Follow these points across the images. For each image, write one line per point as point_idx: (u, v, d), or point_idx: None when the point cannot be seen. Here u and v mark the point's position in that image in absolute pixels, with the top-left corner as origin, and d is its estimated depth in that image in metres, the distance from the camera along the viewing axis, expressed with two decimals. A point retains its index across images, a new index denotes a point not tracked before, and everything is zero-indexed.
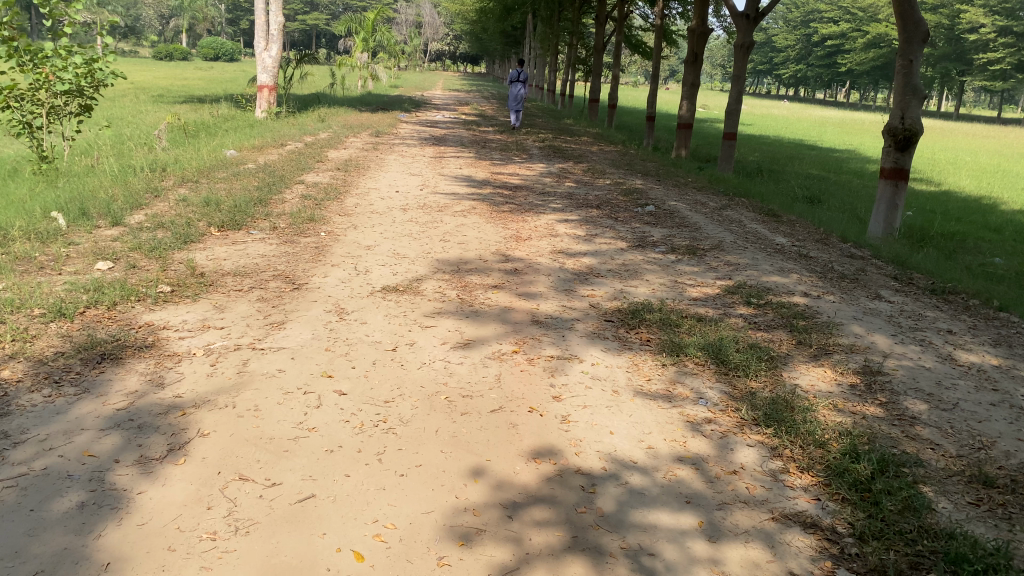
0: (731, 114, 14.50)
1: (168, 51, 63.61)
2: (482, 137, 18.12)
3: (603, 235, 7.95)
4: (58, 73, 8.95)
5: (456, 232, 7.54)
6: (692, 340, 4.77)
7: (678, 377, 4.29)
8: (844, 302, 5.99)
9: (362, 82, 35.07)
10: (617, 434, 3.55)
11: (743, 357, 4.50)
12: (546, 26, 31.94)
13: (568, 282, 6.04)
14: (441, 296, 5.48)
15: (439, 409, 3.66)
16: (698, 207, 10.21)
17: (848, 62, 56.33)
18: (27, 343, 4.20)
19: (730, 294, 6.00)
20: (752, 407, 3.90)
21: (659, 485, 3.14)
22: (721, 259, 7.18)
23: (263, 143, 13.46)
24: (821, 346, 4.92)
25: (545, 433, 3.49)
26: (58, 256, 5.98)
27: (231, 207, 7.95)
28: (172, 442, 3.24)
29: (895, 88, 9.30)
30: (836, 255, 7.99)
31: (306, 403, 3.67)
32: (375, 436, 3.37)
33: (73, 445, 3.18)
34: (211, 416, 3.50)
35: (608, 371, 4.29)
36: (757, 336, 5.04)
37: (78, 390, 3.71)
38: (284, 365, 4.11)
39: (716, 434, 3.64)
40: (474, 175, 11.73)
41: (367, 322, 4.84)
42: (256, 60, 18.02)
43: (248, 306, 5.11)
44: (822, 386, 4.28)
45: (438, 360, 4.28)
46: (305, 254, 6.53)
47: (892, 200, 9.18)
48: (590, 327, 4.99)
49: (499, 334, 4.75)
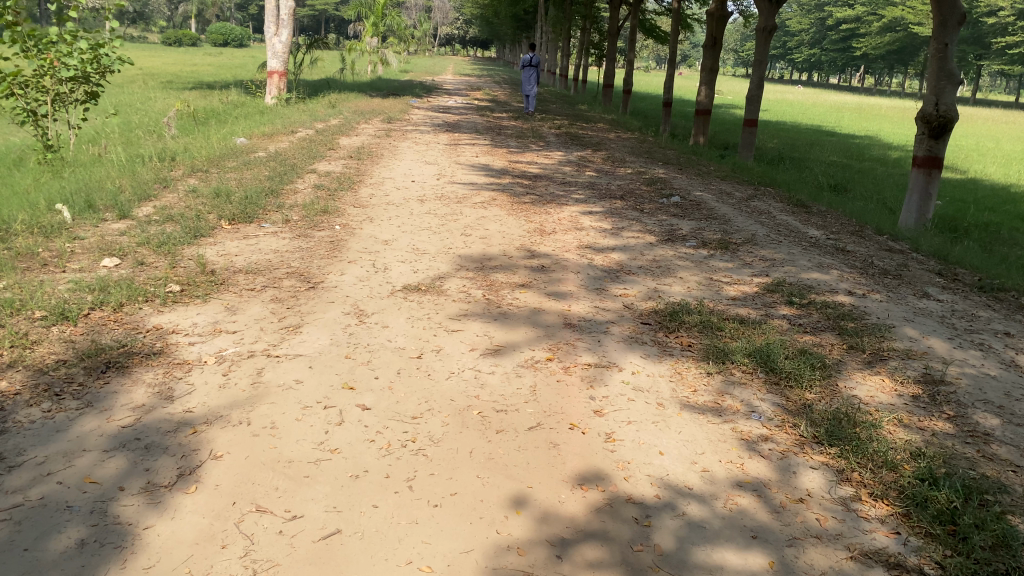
0: (752, 100, 14.06)
1: (177, 36, 63.43)
2: (497, 123, 17.77)
3: (631, 228, 7.62)
4: (63, 59, 8.62)
5: (478, 226, 7.23)
6: (737, 345, 4.44)
7: (726, 388, 3.96)
8: (891, 301, 5.65)
9: (371, 67, 34.66)
10: (668, 455, 3.24)
11: (796, 365, 4.17)
12: (557, 11, 31.39)
13: (598, 280, 5.72)
14: (466, 295, 5.17)
15: (472, 427, 3.35)
16: (725, 198, 9.84)
17: (864, 46, 55.36)
18: (27, 349, 3.91)
19: (769, 293, 5.66)
20: (812, 424, 3.58)
21: (720, 517, 2.83)
22: (755, 254, 6.84)
23: (274, 131, 13.12)
24: (874, 351, 4.58)
25: (589, 455, 3.18)
26: (62, 252, 5.69)
27: (242, 198, 7.63)
28: (182, 466, 2.95)
29: (928, 73, 8.87)
30: (874, 248, 7.63)
31: (327, 419, 3.37)
32: (405, 459, 3.07)
33: (73, 469, 2.90)
34: (224, 435, 3.21)
35: (651, 381, 3.97)
36: (805, 340, 4.71)
37: (81, 404, 3.41)
38: (302, 376, 3.81)
39: (775, 454, 3.33)
40: (492, 163, 11.39)
41: (389, 326, 4.53)
42: (267, 45, 17.66)
43: (262, 307, 4.80)
44: (883, 397, 3.95)
45: (468, 369, 3.98)
46: (320, 249, 6.22)
47: (925, 189, 8.78)
48: (626, 331, 4.67)
49: (529, 339, 4.43)
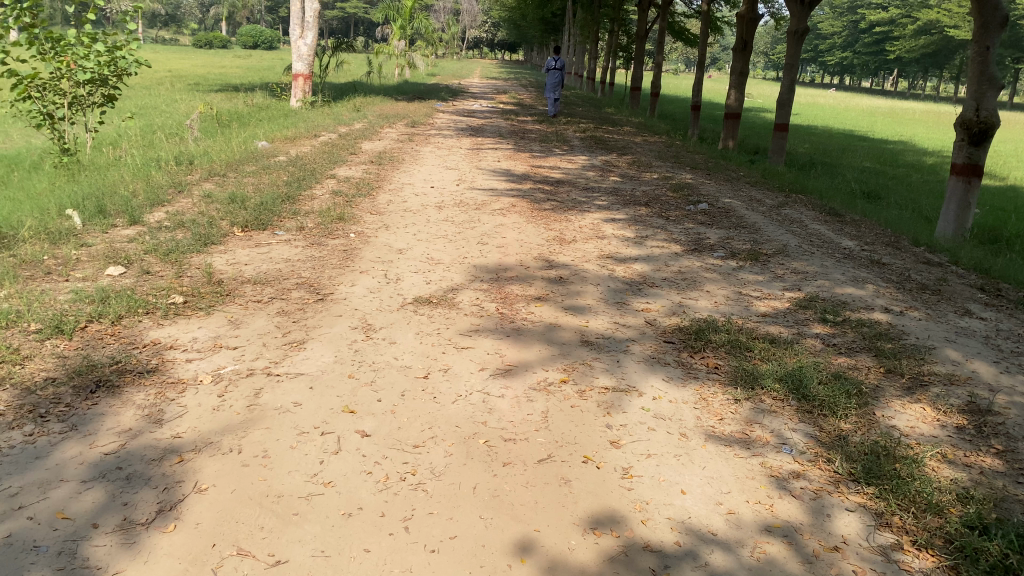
0: (783, 105, 13.69)
1: (208, 38, 64.18)
2: (522, 127, 17.55)
3: (655, 237, 7.36)
4: (80, 61, 8.49)
5: (495, 234, 7.00)
6: (767, 369, 4.16)
7: (755, 417, 3.68)
8: (930, 320, 5.33)
9: (399, 70, 34.57)
10: (690, 495, 2.98)
11: (830, 392, 3.88)
12: (585, 13, 31.07)
13: (619, 293, 5.47)
14: (479, 309, 4.94)
15: (477, 458, 3.12)
16: (754, 205, 9.52)
17: (898, 49, 54.36)
18: (17, 366, 3.73)
19: (801, 309, 5.37)
20: (848, 458, 3.30)
21: (747, 568, 2.57)
22: (786, 266, 6.54)
23: (296, 134, 13.02)
24: (915, 376, 4.27)
25: (604, 493, 2.93)
26: (68, 260, 5.54)
27: (257, 204, 7.47)
28: (163, 500, 2.74)
29: (968, 77, 8.50)
30: (910, 260, 7.29)
31: (324, 447, 3.15)
32: (402, 495, 2.84)
33: (47, 503, 2.69)
34: (212, 464, 3.00)
35: (673, 408, 3.72)
36: (840, 362, 4.41)
37: (65, 428, 3.22)
38: (300, 397, 3.59)
39: (807, 494, 3.05)
40: (514, 169, 11.17)
41: (396, 342, 4.31)
42: (292, 48, 17.59)
43: (267, 320, 4.60)
44: (924, 429, 3.65)
45: (476, 392, 3.73)
46: (332, 258, 6.02)
47: (964, 198, 8.41)
48: (648, 350, 4.41)
49: (543, 358, 4.19)
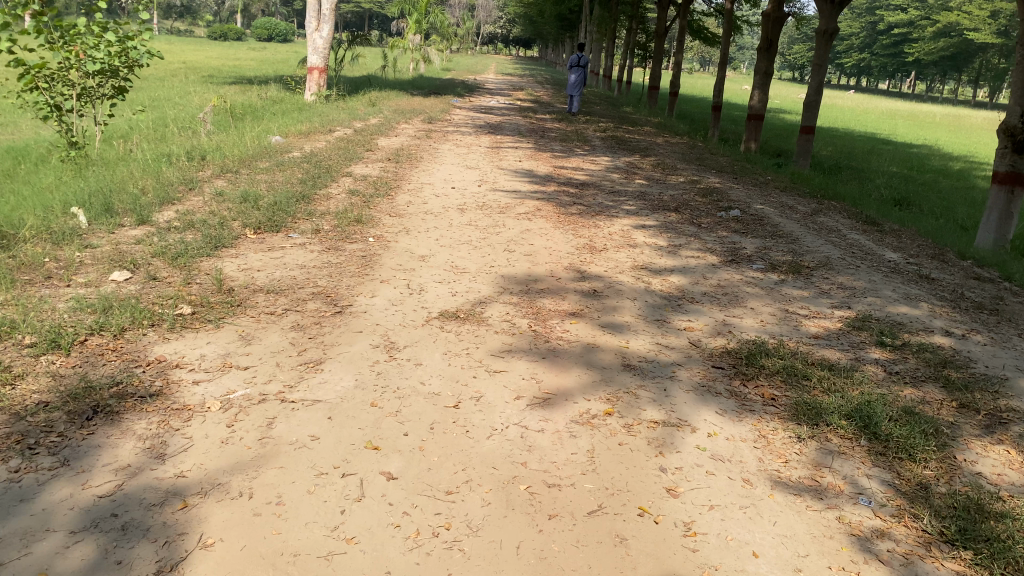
0: (810, 107, 13.21)
1: (222, 30, 64.05)
2: (541, 125, 17.18)
3: (689, 246, 6.97)
4: (90, 51, 8.13)
5: (521, 240, 6.62)
6: (831, 402, 3.76)
7: (823, 460, 3.30)
8: (997, 345, 4.91)
9: (413, 64, 34.04)
10: (764, 559, 2.60)
11: (905, 431, 3.48)
12: (603, 10, 30.55)
13: (658, 310, 5.08)
14: (510, 326, 4.57)
15: (519, 509, 2.76)
16: (788, 212, 9.09)
17: (917, 51, 53.68)
18: (7, 386, 3.38)
19: (856, 330, 4.97)
20: (936, 514, 2.91)
21: None
22: (832, 281, 6.14)
23: (311, 129, 12.67)
24: (992, 413, 3.86)
25: (664, 556, 2.57)
26: (70, 263, 5.20)
27: (270, 204, 7.12)
28: (163, 557, 2.39)
29: (1014, 80, 7.98)
30: (959, 276, 6.87)
31: (345, 493, 2.79)
32: (436, 556, 2.48)
33: (28, 561, 2.34)
34: (219, 513, 2.64)
35: (732, 447, 3.34)
36: (908, 395, 4.00)
37: (55, 463, 2.86)
38: (318, 430, 3.22)
39: (897, 559, 2.67)
40: (536, 169, 10.78)
41: (422, 364, 3.94)
42: (307, 41, 17.22)
43: (280, 336, 4.23)
44: (1014, 477, 3.25)
45: (513, 425, 3.37)
46: (351, 265, 5.66)
47: (1007, 208, 7.95)
48: (696, 377, 4.03)
49: (583, 386, 3.81)
